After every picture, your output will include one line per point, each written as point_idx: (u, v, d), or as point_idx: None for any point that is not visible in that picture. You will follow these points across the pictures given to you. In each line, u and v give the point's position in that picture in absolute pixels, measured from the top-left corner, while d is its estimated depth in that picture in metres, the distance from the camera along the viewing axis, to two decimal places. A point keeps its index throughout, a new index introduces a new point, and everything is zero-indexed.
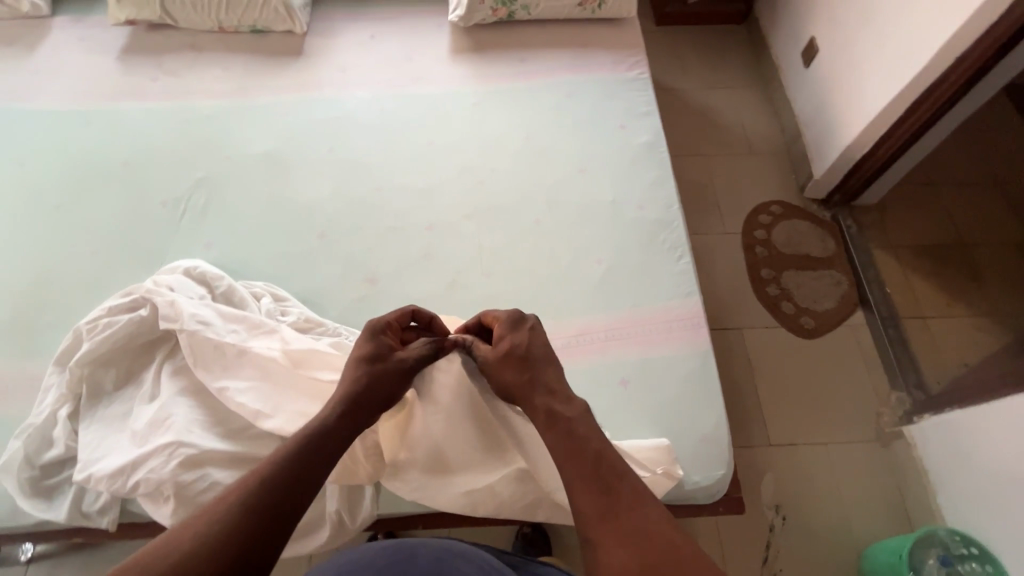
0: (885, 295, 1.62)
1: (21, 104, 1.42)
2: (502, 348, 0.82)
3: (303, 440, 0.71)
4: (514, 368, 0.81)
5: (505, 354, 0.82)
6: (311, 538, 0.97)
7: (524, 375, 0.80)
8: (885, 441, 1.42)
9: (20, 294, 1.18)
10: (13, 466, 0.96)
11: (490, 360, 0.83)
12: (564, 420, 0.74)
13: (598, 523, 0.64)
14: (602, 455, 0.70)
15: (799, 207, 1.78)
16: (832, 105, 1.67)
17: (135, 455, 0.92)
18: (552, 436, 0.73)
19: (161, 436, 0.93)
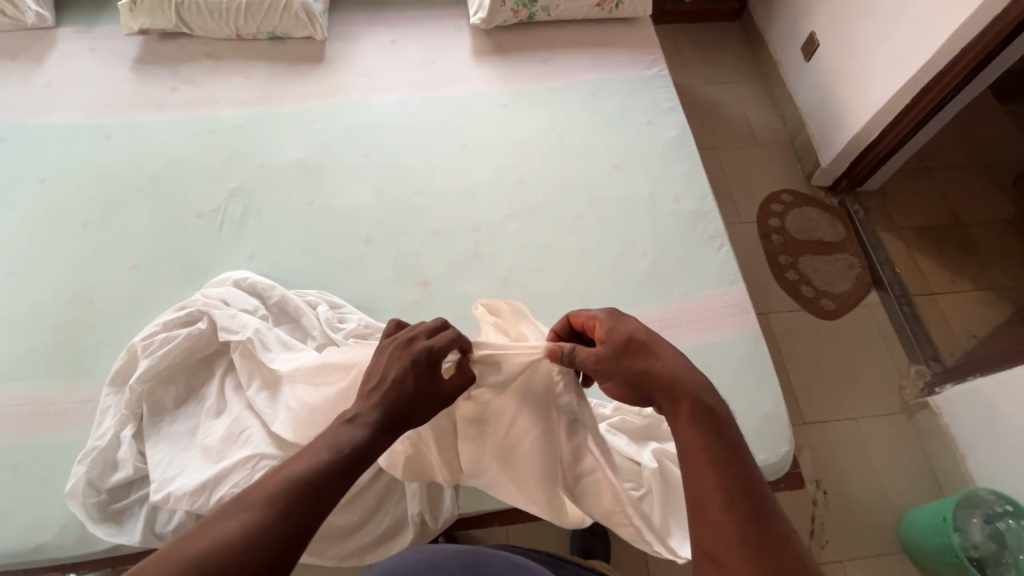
0: (896, 274, 1.71)
1: (35, 118, 1.37)
2: (623, 339, 0.72)
3: (325, 454, 0.61)
4: (644, 357, 0.71)
5: (627, 344, 0.72)
6: (395, 541, 0.98)
7: (660, 365, 0.69)
8: (910, 412, 1.50)
9: (58, 315, 1.14)
10: (79, 491, 0.93)
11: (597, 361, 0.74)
12: (698, 426, 0.64)
13: (720, 533, 0.57)
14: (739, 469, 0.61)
15: (807, 195, 1.86)
16: (837, 96, 1.75)
17: (216, 470, 0.90)
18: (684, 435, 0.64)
19: (239, 450, 0.92)
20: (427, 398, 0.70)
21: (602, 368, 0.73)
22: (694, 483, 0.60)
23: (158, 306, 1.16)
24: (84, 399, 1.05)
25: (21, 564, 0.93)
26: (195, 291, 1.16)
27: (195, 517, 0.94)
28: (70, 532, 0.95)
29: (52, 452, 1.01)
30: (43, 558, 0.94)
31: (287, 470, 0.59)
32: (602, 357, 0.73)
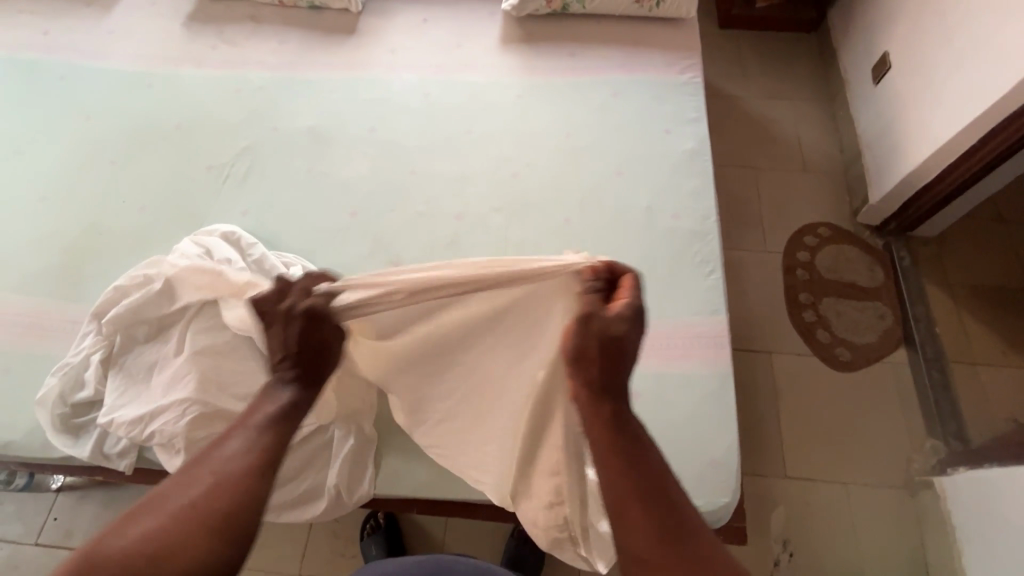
0: (933, 335, 1.52)
1: (92, 61, 1.50)
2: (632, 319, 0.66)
3: (262, 416, 0.66)
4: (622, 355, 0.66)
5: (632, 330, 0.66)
6: (309, 507, 1.01)
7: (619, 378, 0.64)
8: (913, 489, 1.34)
9: (70, 240, 1.25)
10: (47, 402, 1.04)
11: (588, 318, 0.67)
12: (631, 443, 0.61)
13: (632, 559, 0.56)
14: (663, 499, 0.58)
15: (849, 232, 1.68)
16: (899, 126, 1.57)
17: (153, 407, 0.98)
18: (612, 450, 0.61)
19: (177, 392, 0.98)
20: (329, 342, 0.75)
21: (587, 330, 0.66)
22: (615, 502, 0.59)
23: (154, 247, 1.25)
24: (75, 319, 1.16)
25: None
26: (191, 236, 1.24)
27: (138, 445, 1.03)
28: (38, 434, 1.06)
29: (37, 363, 1.13)
30: (15, 453, 1.06)
31: (222, 444, 0.64)
32: (594, 322, 0.66)
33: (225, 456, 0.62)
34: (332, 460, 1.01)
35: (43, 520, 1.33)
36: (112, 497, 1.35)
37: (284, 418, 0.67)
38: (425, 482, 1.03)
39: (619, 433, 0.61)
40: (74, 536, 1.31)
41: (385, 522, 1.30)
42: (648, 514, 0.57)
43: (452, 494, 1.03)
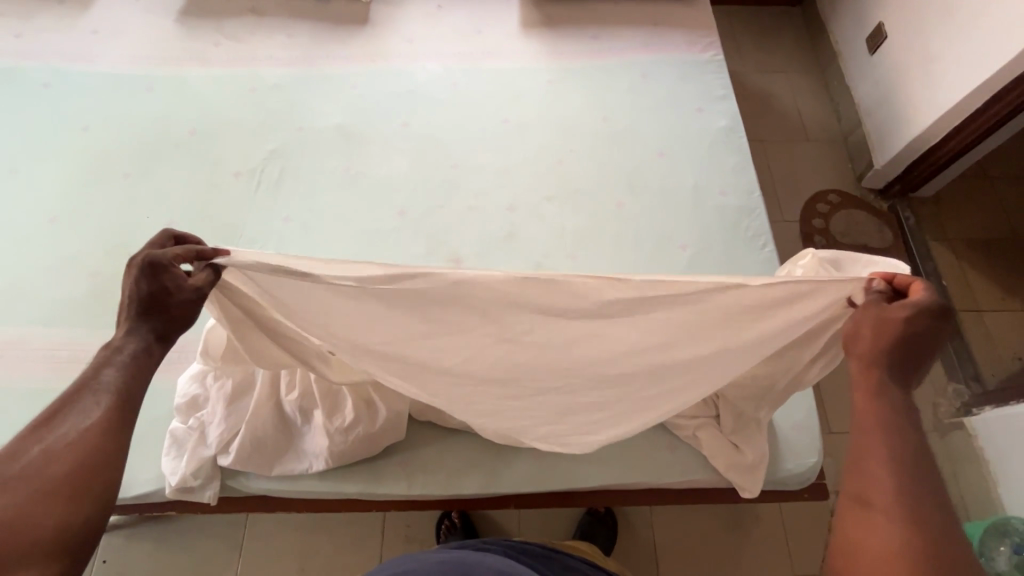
0: (942, 287, 1.63)
1: (81, 65, 1.37)
2: (921, 309, 0.68)
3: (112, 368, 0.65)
4: (924, 335, 0.68)
5: (933, 316, 0.68)
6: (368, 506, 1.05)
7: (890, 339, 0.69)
8: (942, 431, 1.44)
9: (96, 262, 1.15)
10: (148, 444, 0.99)
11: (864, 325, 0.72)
12: (894, 408, 0.65)
13: (883, 496, 0.60)
14: (918, 458, 0.62)
15: (856, 197, 1.78)
16: (900, 94, 1.66)
17: (270, 456, 0.97)
18: (873, 412, 0.66)
19: (301, 451, 0.98)
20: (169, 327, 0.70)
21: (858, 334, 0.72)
22: (863, 444, 0.64)
23: None
24: None
25: None
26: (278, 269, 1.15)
27: (220, 474, 0.97)
28: None
29: None
30: None
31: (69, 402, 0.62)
32: (886, 317, 0.70)
33: (66, 436, 0.59)
34: (369, 502, 1.04)
35: (90, 564, 1.24)
36: (166, 531, 1.27)
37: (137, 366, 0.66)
38: (525, 477, 1.01)
39: (888, 409, 0.65)
40: None
41: (460, 521, 1.29)
42: (907, 469, 0.61)
43: (557, 483, 1.01)
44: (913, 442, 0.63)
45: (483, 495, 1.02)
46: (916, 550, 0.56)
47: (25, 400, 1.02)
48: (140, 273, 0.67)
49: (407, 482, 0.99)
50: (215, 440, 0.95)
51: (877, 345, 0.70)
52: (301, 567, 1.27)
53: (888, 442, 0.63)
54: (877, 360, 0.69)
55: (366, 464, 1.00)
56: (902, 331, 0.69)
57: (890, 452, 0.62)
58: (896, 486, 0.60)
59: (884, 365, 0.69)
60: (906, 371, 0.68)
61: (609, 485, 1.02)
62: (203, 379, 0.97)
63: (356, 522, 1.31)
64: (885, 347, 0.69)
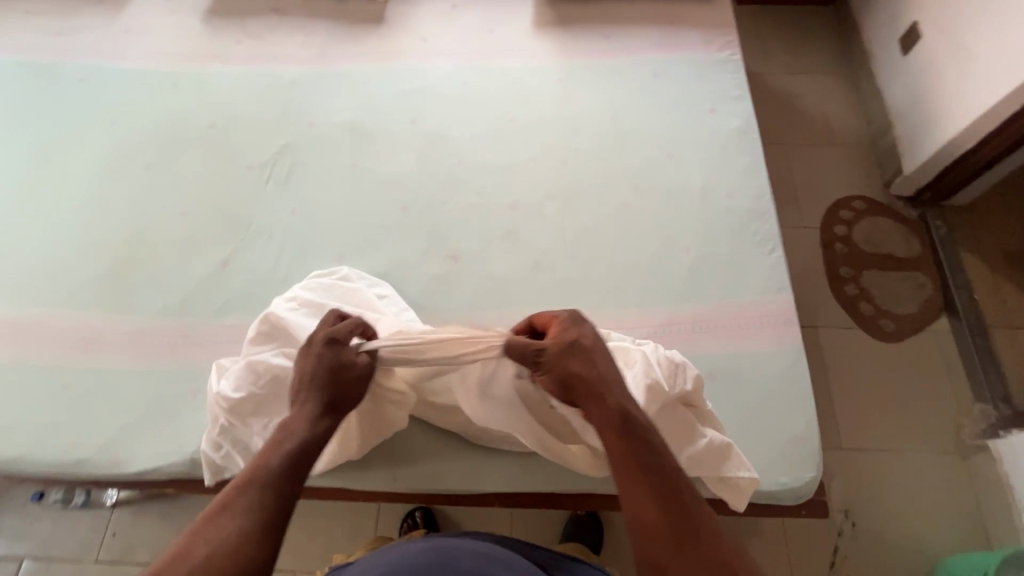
0: (973, 301, 1.54)
1: (112, 62, 1.44)
2: (567, 336, 0.83)
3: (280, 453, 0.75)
4: (581, 360, 0.82)
5: (571, 345, 0.82)
6: (356, 497, 1.07)
7: (579, 366, 0.81)
8: (965, 453, 1.38)
9: (115, 249, 1.20)
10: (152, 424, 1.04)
11: (547, 354, 0.83)
12: (637, 431, 0.77)
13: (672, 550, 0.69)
14: (673, 479, 0.74)
15: (883, 203, 1.70)
16: (932, 98, 1.58)
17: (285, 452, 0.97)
18: (617, 441, 0.76)
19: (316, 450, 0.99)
20: (339, 396, 0.84)
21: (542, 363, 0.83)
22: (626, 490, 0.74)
23: (201, 252, 1.20)
24: (131, 331, 1.12)
25: (63, 475, 1.02)
26: (284, 260, 1.19)
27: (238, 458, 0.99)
28: (108, 452, 1.02)
29: (90, 378, 1.08)
30: (85, 472, 1.01)
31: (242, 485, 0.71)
32: (546, 350, 0.83)
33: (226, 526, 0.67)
34: (358, 495, 1.06)
35: (102, 537, 1.30)
36: (173, 508, 1.33)
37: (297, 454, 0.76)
38: (510, 477, 1.01)
39: (619, 436, 0.76)
40: (137, 550, 1.29)
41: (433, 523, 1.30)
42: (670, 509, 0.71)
43: (542, 485, 1.01)
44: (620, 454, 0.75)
45: (468, 492, 1.02)
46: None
47: (42, 378, 1.08)
48: (321, 354, 0.84)
49: (394, 475, 1.01)
50: (249, 425, 0.96)
51: (584, 380, 0.81)
52: (296, 552, 1.30)
53: (641, 478, 0.73)
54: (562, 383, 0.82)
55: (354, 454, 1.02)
56: (569, 346, 0.83)
57: (637, 489, 0.73)
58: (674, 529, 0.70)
59: (597, 395, 0.80)
60: (617, 396, 0.79)
61: (593, 491, 1.01)
62: (252, 372, 0.97)
63: (351, 511, 1.33)
64: (585, 381, 0.81)
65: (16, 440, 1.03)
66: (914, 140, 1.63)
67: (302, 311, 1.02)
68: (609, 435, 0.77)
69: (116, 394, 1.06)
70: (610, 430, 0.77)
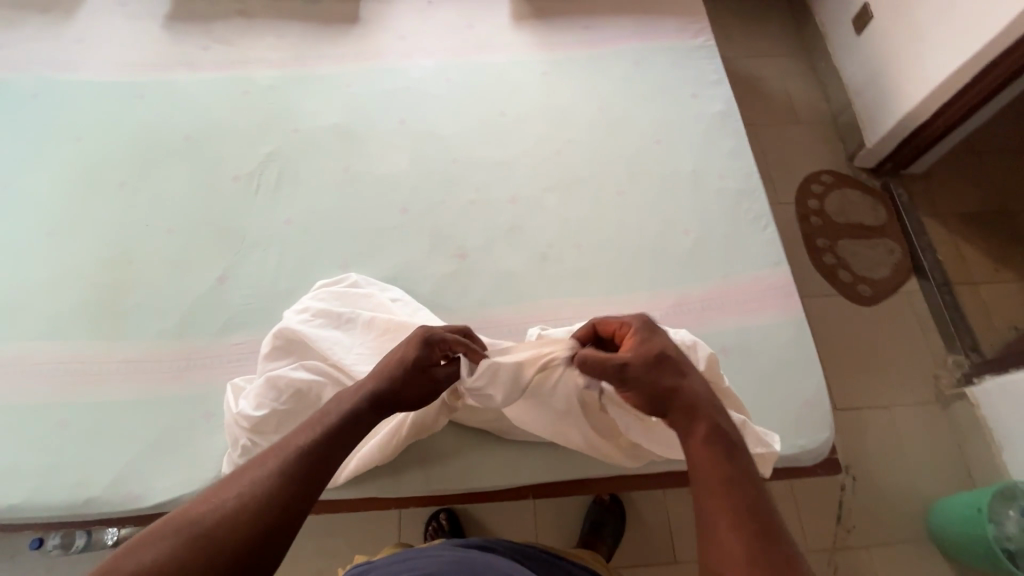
0: (937, 261, 1.66)
1: (67, 75, 1.34)
2: (654, 346, 0.75)
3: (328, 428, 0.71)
4: (670, 373, 0.74)
5: (659, 357, 0.75)
6: (386, 505, 1.06)
7: (666, 377, 0.74)
8: (944, 402, 1.49)
9: (97, 274, 1.13)
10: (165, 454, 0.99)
11: (636, 367, 0.74)
12: (730, 449, 0.68)
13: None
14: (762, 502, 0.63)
15: (849, 176, 1.80)
16: (887, 74, 1.68)
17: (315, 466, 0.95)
18: (703, 456, 0.67)
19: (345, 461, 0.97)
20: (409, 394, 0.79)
21: (626, 376, 0.75)
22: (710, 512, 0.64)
23: (194, 270, 1.14)
24: (127, 359, 1.05)
25: (70, 518, 0.95)
26: (285, 271, 1.15)
27: None
28: (118, 488, 0.96)
29: (88, 412, 1.01)
30: (94, 512, 0.95)
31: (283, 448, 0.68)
32: (631, 363, 0.75)
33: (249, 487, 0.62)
34: (388, 503, 1.05)
35: None
36: None
37: (344, 436, 0.71)
38: (542, 468, 1.02)
39: (710, 453, 0.68)
40: None
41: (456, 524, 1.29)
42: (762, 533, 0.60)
43: (574, 472, 1.02)
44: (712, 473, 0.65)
45: (501, 488, 1.03)
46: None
47: (33, 417, 1.00)
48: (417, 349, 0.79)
49: (426, 479, 1.00)
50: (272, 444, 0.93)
51: (677, 394, 0.73)
52: (319, 570, 1.26)
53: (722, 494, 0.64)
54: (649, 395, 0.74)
55: (383, 462, 1.01)
56: (658, 356, 0.75)
57: (725, 511, 0.63)
58: (753, 548, 0.59)
59: (687, 415, 0.72)
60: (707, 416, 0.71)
61: (624, 472, 1.04)
62: (273, 388, 0.94)
63: (371, 522, 1.31)
64: (672, 399, 0.73)
65: (12, 487, 0.95)
66: (873, 114, 1.73)
67: (316, 321, 1.00)
68: (695, 451, 0.68)
69: (119, 427, 1.00)
70: (702, 448, 0.68)
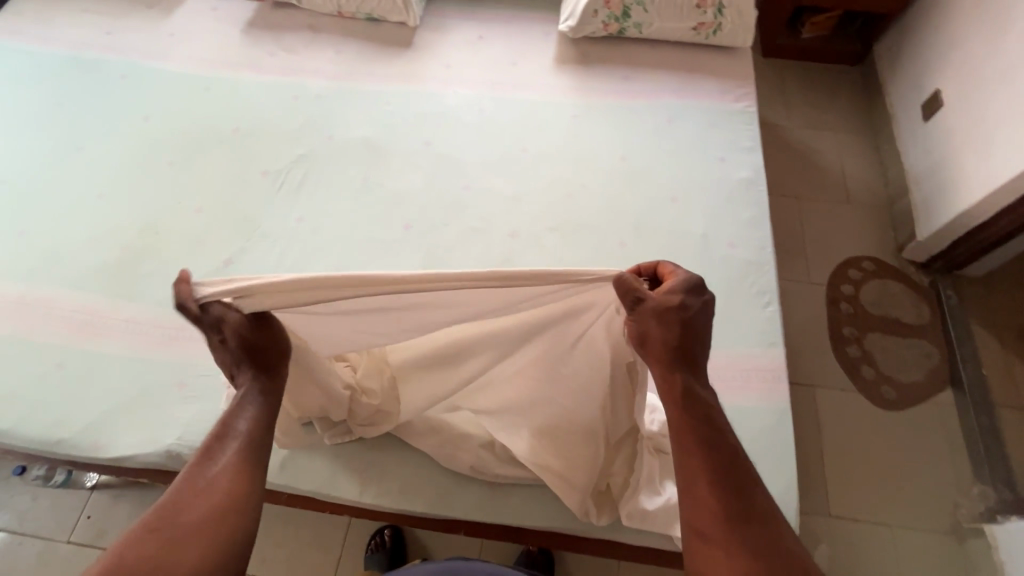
0: (980, 376, 1.50)
1: (152, 62, 1.52)
2: (677, 299, 0.71)
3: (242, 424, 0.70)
4: (676, 329, 0.71)
5: (675, 313, 0.71)
6: (323, 505, 1.07)
7: (671, 330, 0.71)
8: (960, 535, 1.32)
9: (126, 239, 1.25)
10: (137, 412, 1.06)
11: (651, 309, 0.71)
12: (704, 407, 0.69)
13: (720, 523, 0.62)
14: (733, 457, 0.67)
15: (894, 266, 1.67)
16: (950, 167, 1.56)
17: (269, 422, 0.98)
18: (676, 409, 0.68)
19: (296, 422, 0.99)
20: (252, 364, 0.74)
21: (640, 313, 0.72)
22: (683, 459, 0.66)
23: (208, 249, 1.24)
24: (129, 319, 1.15)
25: (43, 453, 1.04)
26: (286, 265, 1.22)
27: None
28: (89, 435, 1.04)
29: (83, 361, 1.11)
30: (64, 452, 1.04)
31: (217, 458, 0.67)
32: (649, 306, 0.71)
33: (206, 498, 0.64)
34: (324, 505, 1.07)
35: (76, 520, 1.31)
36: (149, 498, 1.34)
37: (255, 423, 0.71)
38: (476, 505, 1.00)
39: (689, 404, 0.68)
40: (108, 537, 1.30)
41: (397, 543, 1.28)
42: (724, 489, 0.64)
43: (506, 517, 0.99)
44: (687, 420, 0.68)
45: (432, 516, 1.01)
46: (744, 567, 0.59)
47: (39, 356, 1.11)
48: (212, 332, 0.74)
49: (360, 490, 1.01)
50: None
51: (671, 348, 0.71)
52: (262, 558, 1.30)
53: (697, 454, 0.66)
54: (651, 338, 0.72)
55: (324, 463, 1.03)
56: (677, 312, 0.71)
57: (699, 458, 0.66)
58: (722, 509, 0.63)
59: (674, 365, 0.71)
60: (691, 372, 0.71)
61: (558, 529, 1.00)
62: None
63: (319, 521, 1.33)
64: (667, 347, 0.71)
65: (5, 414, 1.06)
66: (930, 206, 1.61)
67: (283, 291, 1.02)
68: (669, 408, 0.69)
69: (105, 380, 1.09)
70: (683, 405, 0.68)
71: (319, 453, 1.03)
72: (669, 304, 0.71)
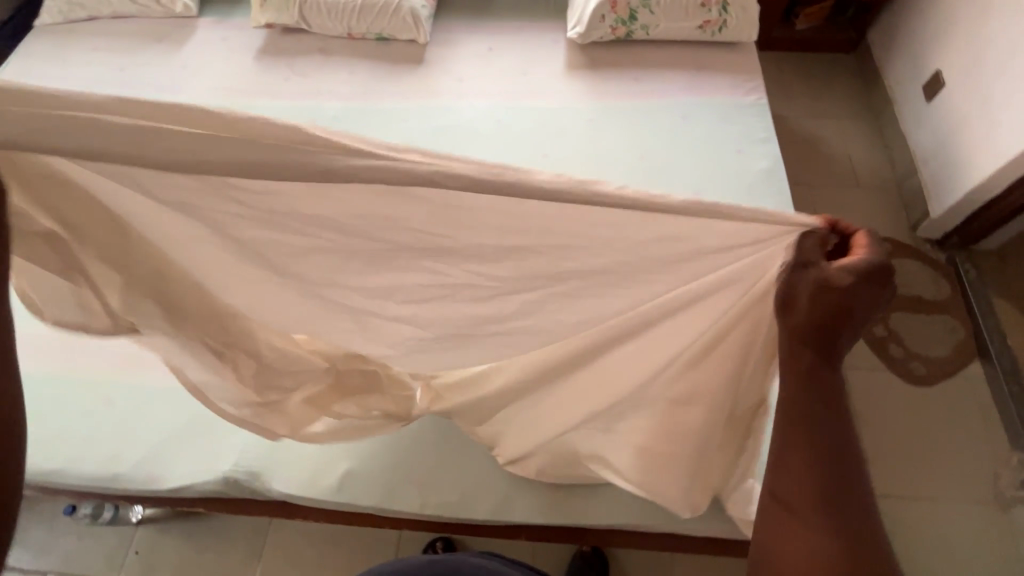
0: (1006, 346, 1.53)
1: (168, 94, 1.54)
2: (853, 280, 0.63)
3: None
4: (834, 309, 0.65)
5: (844, 293, 0.64)
6: (382, 520, 1.08)
7: (829, 304, 0.65)
8: (1004, 504, 1.34)
9: None
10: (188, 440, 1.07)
11: (815, 279, 0.66)
12: (822, 393, 0.69)
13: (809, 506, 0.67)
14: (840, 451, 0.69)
15: (910, 245, 1.70)
16: (957, 144, 1.60)
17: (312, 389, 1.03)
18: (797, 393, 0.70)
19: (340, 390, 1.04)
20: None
21: (800, 275, 0.67)
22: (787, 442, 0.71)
23: None
24: None
25: (99, 489, 1.04)
26: None
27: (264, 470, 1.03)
28: (143, 468, 1.04)
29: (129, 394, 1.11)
30: (120, 486, 1.04)
31: None
32: (811, 271, 0.66)
33: None
34: (383, 519, 1.07)
35: (125, 555, 1.31)
36: (196, 527, 1.34)
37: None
38: (537, 508, 1.00)
39: (814, 394, 0.69)
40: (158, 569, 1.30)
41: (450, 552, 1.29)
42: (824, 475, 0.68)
43: (568, 517, 1.00)
44: (800, 406, 0.70)
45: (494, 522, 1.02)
46: (824, 546, 0.65)
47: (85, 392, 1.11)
48: None
49: (420, 503, 1.01)
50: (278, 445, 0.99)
51: (819, 321, 0.66)
52: None
53: (807, 439, 0.69)
54: (803, 306, 0.67)
55: (382, 479, 1.03)
56: (847, 294, 0.64)
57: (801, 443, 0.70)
58: (818, 493, 0.67)
59: (813, 338, 0.67)
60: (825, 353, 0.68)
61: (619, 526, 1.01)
62: None
63: (369, 537, 1.33)
64: (813, 320, 0.67)
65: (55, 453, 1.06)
66: (941, 184, 1.64)
67: None
68: (791, 383, 0.70)
69: (153, 411, 1.09)
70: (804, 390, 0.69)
71: (377, 468, 1.04)
72: (841, 285, 0.64)
